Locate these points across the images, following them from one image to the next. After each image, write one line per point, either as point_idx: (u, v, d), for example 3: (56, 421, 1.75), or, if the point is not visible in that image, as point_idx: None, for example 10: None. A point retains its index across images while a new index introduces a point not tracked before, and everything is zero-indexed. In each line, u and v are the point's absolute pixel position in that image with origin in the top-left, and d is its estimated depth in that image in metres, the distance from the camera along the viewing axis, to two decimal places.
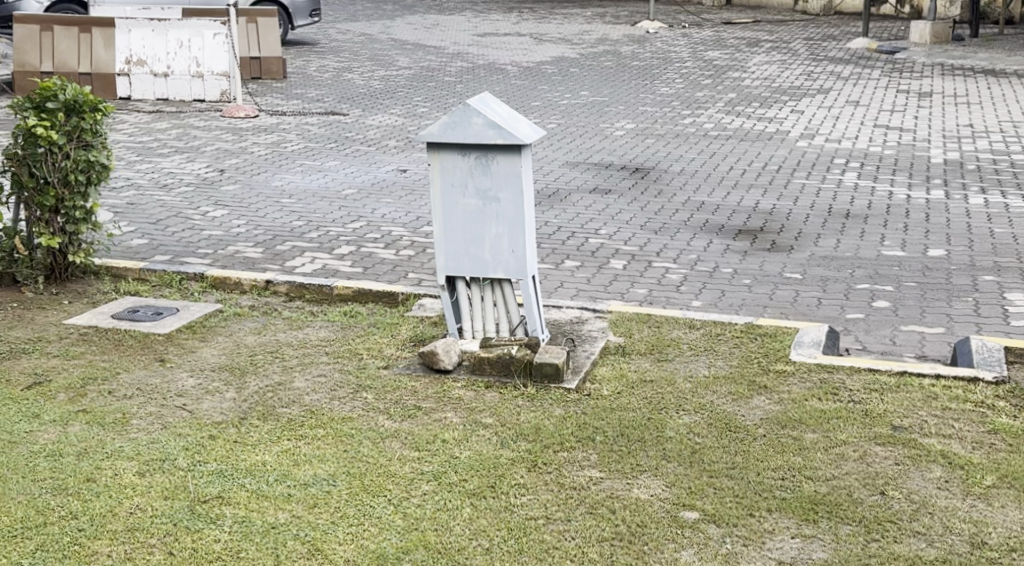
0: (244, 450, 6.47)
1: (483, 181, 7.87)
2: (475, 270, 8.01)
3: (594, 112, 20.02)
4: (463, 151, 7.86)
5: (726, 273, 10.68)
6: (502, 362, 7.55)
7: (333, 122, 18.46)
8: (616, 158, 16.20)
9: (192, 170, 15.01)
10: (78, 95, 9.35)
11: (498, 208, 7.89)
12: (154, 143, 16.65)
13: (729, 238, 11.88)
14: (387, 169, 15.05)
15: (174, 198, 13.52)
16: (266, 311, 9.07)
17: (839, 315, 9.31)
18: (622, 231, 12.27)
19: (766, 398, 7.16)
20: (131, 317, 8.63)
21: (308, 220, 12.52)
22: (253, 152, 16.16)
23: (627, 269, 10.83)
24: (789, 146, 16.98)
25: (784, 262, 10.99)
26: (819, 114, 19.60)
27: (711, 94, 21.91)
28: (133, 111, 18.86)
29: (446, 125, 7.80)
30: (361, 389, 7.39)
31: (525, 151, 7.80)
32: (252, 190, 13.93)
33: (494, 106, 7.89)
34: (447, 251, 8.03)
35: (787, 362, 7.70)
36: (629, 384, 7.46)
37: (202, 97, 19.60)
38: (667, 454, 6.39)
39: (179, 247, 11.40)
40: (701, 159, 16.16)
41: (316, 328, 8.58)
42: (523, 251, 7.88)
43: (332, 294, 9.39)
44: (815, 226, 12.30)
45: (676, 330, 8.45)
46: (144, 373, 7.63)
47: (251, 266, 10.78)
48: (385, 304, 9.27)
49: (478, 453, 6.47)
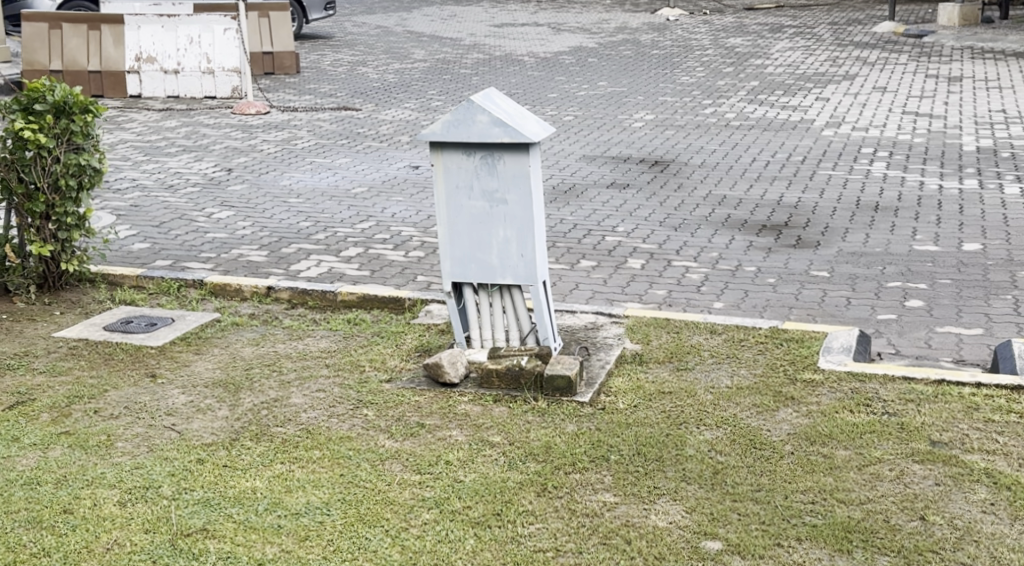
0: (233, 476, 6.05)
1: (490, 182, 7.42)
2: (482, 276, 7.58)
3: (613, 103, 19.54)
4: (467, 150, 7.41)
5: (750, 272, 10.21)
6: (510, 375, 7.11)
7: (345, 117, 18.04)
8: (635, 150, 15.73)
9: (199, 169, 14.61)
10: (68, 96, 8.90)
11: (506, 210, 7.44)
12: (161, 142, 16.26)
13: (753, 234, 11.40)
14: (399, 165, 14.62)
15: (179, 199, 13.12)
16: (266, 320, 8.65)
17: (868, 317, 8.85)
18: (640, 228, 11.80)
19: (793, 410, 6.71)
20: (123, 329, 8.22)
21: (315, 220, 12.10)
22: (263, 149, 15.76)
23: (645, 269, 10.38)
24: (814, 135, 16.47)
25: (811, 259, 10.51)
26: (845, 101, 19.06)
27: (733, 83, 21.40)
28: (142, 109, 18.47)
29: (449, 123, 7.34)
30: (362, 405, 6.96)
31: (533, 149, 7.35)
32: (259, 190, 13.51)
33: (500, 102, 7.42)
34: (453, 256, 7.60)
35: (815, 370, 7.23)
36: (646, 397, 7.01)
37: (213, 94, 19.15)
38: (687, 475, 5.94)
39: (181, 252, 11.00)
40: (723, 150, 15.67)
41: (317, 338, 8.15)
42: (532, 256, 7.44)
43: (336, 300, 8.96)
44: (843, 220, 11.81)
45: (697, 335, 8.00)
46: (133, 390, 7.21)
47: (255, 270, 10.36)
48: (391, 310, 8.83)
49: (484, 476, 6.04)
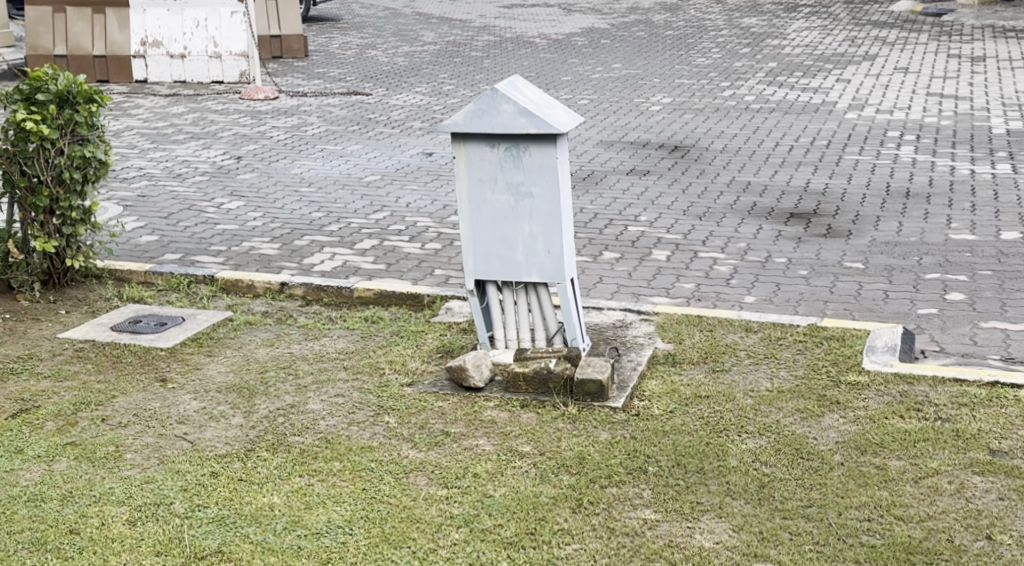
0: (249, 491, 5.71)
1: (515, 175, 7.06)
2: (506, 273, 7.21)
3: (628, 86, 19.14)
4: (491, 141, 7.04)
5: (780, 263, 9.87)
6: (538, 379, 6.77)
7: (355, 102, 17.67)
8: (654, 135, 15.34)
9: (208, 157, 14.26)
10: (71, 85, 8.47)
11: (531, 204, 7.08)
12: (168, 129, 15.89)
13: (781, 223, 11.05)
14: (412, 152, 14.26)
15: (187, 189, 12.76)
16: (280, 318, 8.29)
17: (908, 313, 8.52)
18: (663, 217, 11.44)
19: (839, 416, 6.39)
20: (131, 329, 7.86)
21: (328, 211, 11.74)
22: (272, 136, 15.40)
23: (671, 261, 10.02)
24: (837, 118, 16.09)
25: (844, 249, 10.17)
26: (866, 83, 18.67)
27: (750, 64, 21.01)
28: (149, 95, 18.09)
29: (472, 113, 6.98)
30: (383, 411, 6.61)
31: (561, 140, 6.98)
32: (269, 178, 13.15)
33: (526, 90, 7.05)
34: (476, 253, 7.24)
35: (859, 372, 6.91)
36: (682, 401, 6.69)
37: (220, 80, 18.76)
38: (731, 489, 5.64)
39: (190, 245, 10.63)
40: (744, 134, 15.29)
41: (334, 338, 7.80)
42: (560, 252, 7.08)
43: (352, 296, 8.63)
44: (873, 207, 11.46)
45: (732, 334, 7.68)
46: (142, 396, 6.85)
47: (267, 265, 10.01)
48: (409, 307, 8.49)
49: (515, 490, 5.70)
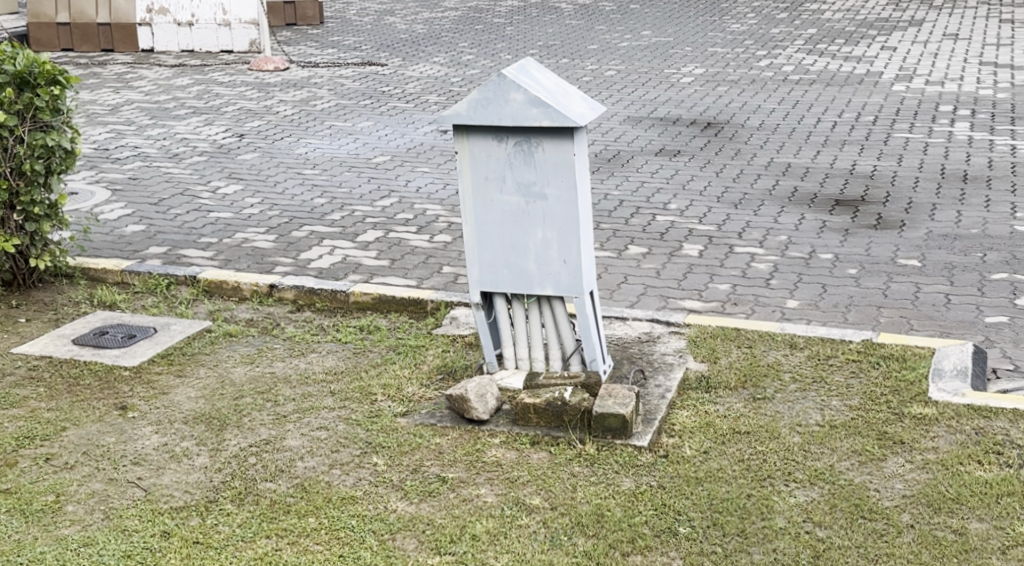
0: (205, 559, 4.85)
1: (526, 174, 6.11)
2: (516, 286, 6.30)
3: (658, 54, 18.11)
4: (499, 135, 6.10)
5: (826, 261, 9.03)
6: (551, 411, 5.84)
7: (369, 73, 16.72)
8: (685, 110, 14.32)
9: (208, 135, 13.28)
10: (32, 65, 7.57)
11: (544, 207, 6.14)
12: (170, 104, 14.89)
13: (825, 212, 10.19)
14: (425, 129, 13.30)
15: (182, 170, 11.77)
16: (265, 328, 7.33)
17: (972, 324, 7.67)
18: (695, 204, 10.51)
19: (903, 460, 5.47)
20: (95, 342, 6.81)
21: (331, 197, 10.80)
22: (279, 112, 14.45)
23: (704, 257, 9.16)
24: (883, 90, 15.21)
25: (897, 243, 9.33)
26: (914, 51, 17.91)
27: (788, 30, 20.03)
28: (153, 65, 17.08)
29: (477, 103, 6.02)
30: (371, 451, 5.67)
31: (579, 133, 6.02)
32: (272, 159, 12.20)
33: (538, 75, 6.08)
34: (482, 261, 6.33)
35: (926, 403, 6.01)
36: (719, 438, 5.76)
37: (229, 49, 17.83)
38: (780, 561, 4.77)
39: (179, 235, 9.67)
40: (783, 109, 14.30)
41: (322, 355, 6.84)
42: (577, 262, 6.15)
43: (348, 301, 7.71)
44: (927, 195, 10.62)
45: (774, 352, 6.77)
46: (96, 428, 5.85)
47: (260, 260, 9.07)
48: (411, 315, 7.58)
49: (518, 558, 4.84)
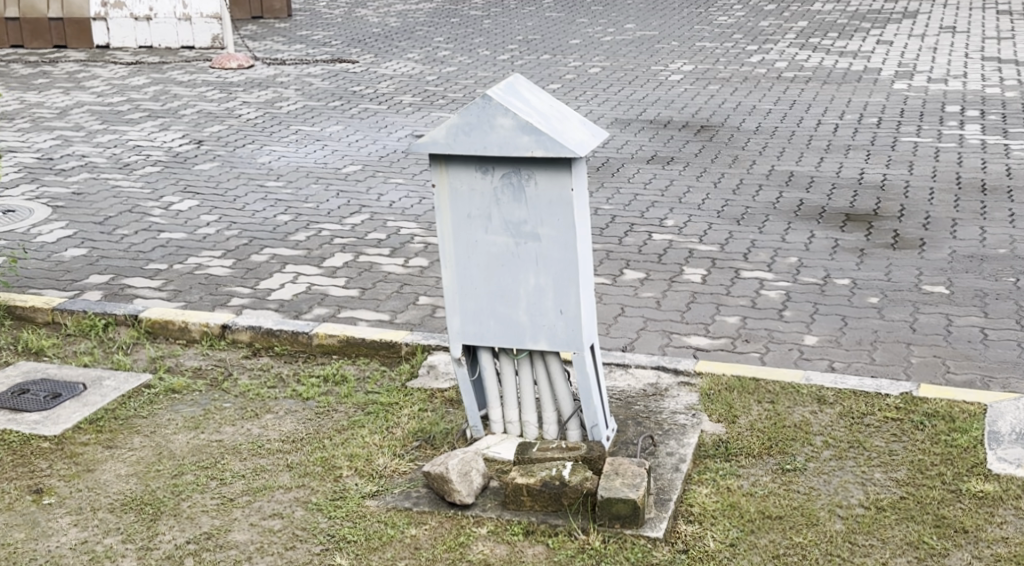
0: None
1: (516, 211, 5.24)
2: (504, 339, 5.42)
3: (644, 50, 17.18)
4: (483, 166, 5.21)
5: (843, 287, 8.15)
6: (548, 493, 4.95)
7: (339, 71, 15.75)
8: (676, 111, 13.43)
9: (163, 141, 12.30)
10: None
11: (538, 248, 5.26)
12: (124, 106, 13.89)
13: (836, 229, 9.32)
14: (399, 135, 12.36)
15: (133, 182, 10.80)
16: (215, 380, 6.39)
17: (1016, 366, 6.81)
18: (694, 220, 9.63)
19: (968, 558, 4.65)
20: (12, 404, 5.88)
21: (296, 213, 9.85)
22: (242, 115, 13.47)
23: (708, 283, 8.28)
24: (885, 89, 14.34)
25: (919, 266, 8.48)
26: (912, 45, 17.06)
27: (778, 23, 19.15)
28: (108, 63, 16.07)
29: (457, 129, 5.12)
30: (332, 548, 4.78)
31: (579, 164, 5.15)
32: (231, 169, 11.24)
33: (529, 95, 5.19)
34: (465, 310, 5.45)
35: (986, 478, 5.15)
36: (748, 524, 4.88)
37: (190, 45, 16.82)
38: None
39: (124, 261, 8.71)
40: (780, 110, 13.42)
41: (280, 415, 5.91)
42: (576, 313, 5.29)
43: (311, 344, 6.79)
44: (946, 208, 9.76)
45: (801, 409, 5.87)
46: (4, 520, 4.96)
47: (214, 290, 8.12)
48: (383, 360, 6.66)
49: None
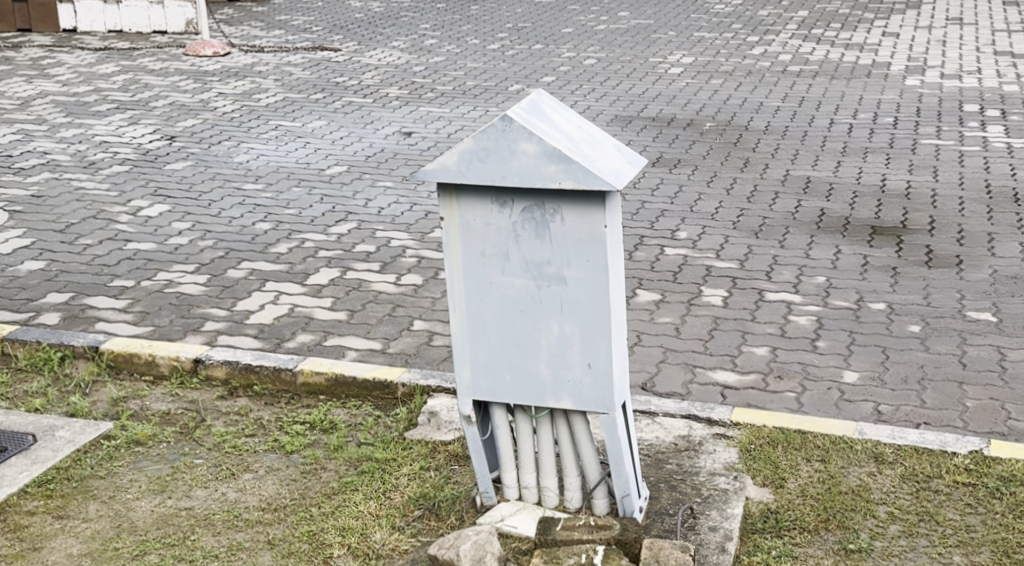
0: None
1: (538, 249, 4.48)
2: (521, 396, 4.66)
3: (640, 40, 16.39)
4: (501, 197, 4.46)
5: (879, 312, 7.43)
6: None
7: (321, 61, 14.93)
8: (678, 108, 12.66)
9: (132, 137, 11.46)
10: None
11: (563, 292, 4.50)
12: (91, 97, 13.04)
13: (863, 244, 8.59)
14: (386, 132, 11.56)
15: (98, 183, 9.97)
16: (186, 427, 5.61)
17: None
18: (708, 232, 8.88)
19: None
20: None
21: (276, 221, 9.06)
22: (218, 108, 12.64)
23: (731, 306, 7.54)
24: (897, 85, 13.61)
25: (960, 288, 7.76)
26: (920, 38, 16.33)
27: (777, 12, 18.39)
28: (74, 48, 15.19)
29: (472, 155, 4.36)
30: None
31: (613, 197, 4.40)
32: (205, 169, 10.42)
33: (555, 116, 4.45)
34: (475, 361, 4.69)
35: None
36: None
37: (163, 30, 15.96)
38: None
39: (86, 276, 7.89)
40: (789, 108, 12.68)
41: (261, 474, 5.14)
42: (606, 368, 4.53)
43: (296, 383, 6.00)
44: (980, 220, 9.06)
45: (857, 470, 5.14)
46: None
47: (186, 311, 7.32)
48: (377, 402, 5.89)
49: None
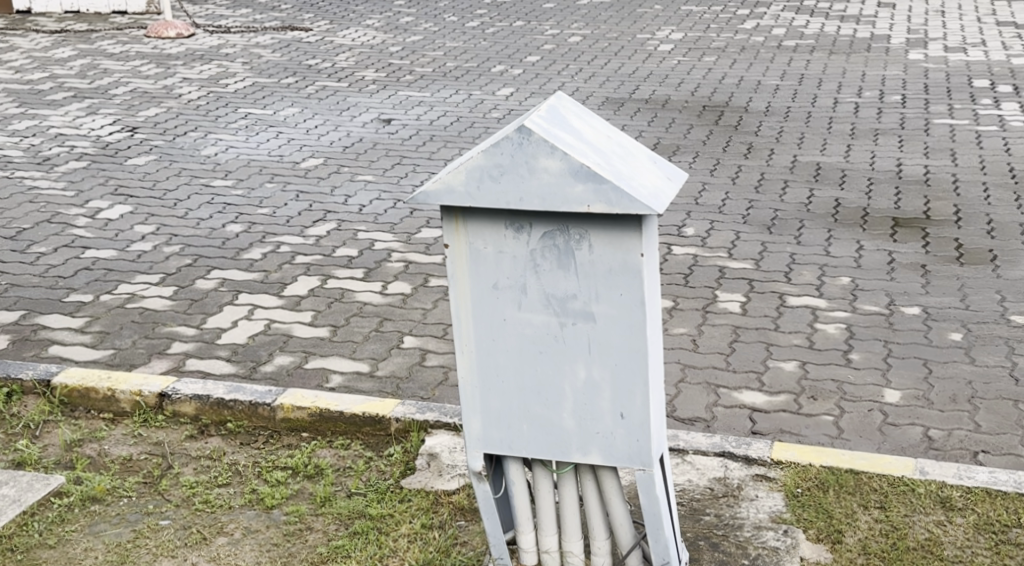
0: None
1: (561, 281, 3.80)
2: (541, 451, 3.98)
3: (626, 15, 15.66)
4: (516, 221, 3.78)
5: (914, 317, 6.77)
6: None
7: (291, 41, 14.15)
8: (672, 88, 11.96)
9: (90, 128, 10.68)
10: None
11: (590, 331, 3.82)
12: (46, 84, 12.23)
13: (886, 239, 7.93)
14: (364, 119, 10.82)
15: (53, 182, 9.21)
16: (150, 476, 4.91)
17: None
18: (717, 228, 8.20)
19: None
20: None
21: (248, 221, 8.32)
22: (182, 94, 11.86)
23: (751, 313, 6.87)
24: (899, 60, 12.94)
25: (998, 287, 7.12)
26: (917, 8, 15.65)
27: None
28: (28, 31, 14.35)
29: (483, 172, 3.67)
30: None
31: (650, 219, 3.72)
32: (169, 164, 9.66)
33: (579, 125, 3.77)
34: (487, 411, 3.99)
35: None
36: None
37: (123, 9, 15.18)
38: None
39: (38, 290, 7.15)
40: (789, 86, 12.00)
41: (237, 539, 4.47)
42: (641, 419, 3.85)
43: (275, 419, 5.29)
44: (1008, 209, 8.41)
45: (923, 519, 4.48)
46: None
47: (150, 329, 6.59)
48: (368, 439, 5.18)
49: None
